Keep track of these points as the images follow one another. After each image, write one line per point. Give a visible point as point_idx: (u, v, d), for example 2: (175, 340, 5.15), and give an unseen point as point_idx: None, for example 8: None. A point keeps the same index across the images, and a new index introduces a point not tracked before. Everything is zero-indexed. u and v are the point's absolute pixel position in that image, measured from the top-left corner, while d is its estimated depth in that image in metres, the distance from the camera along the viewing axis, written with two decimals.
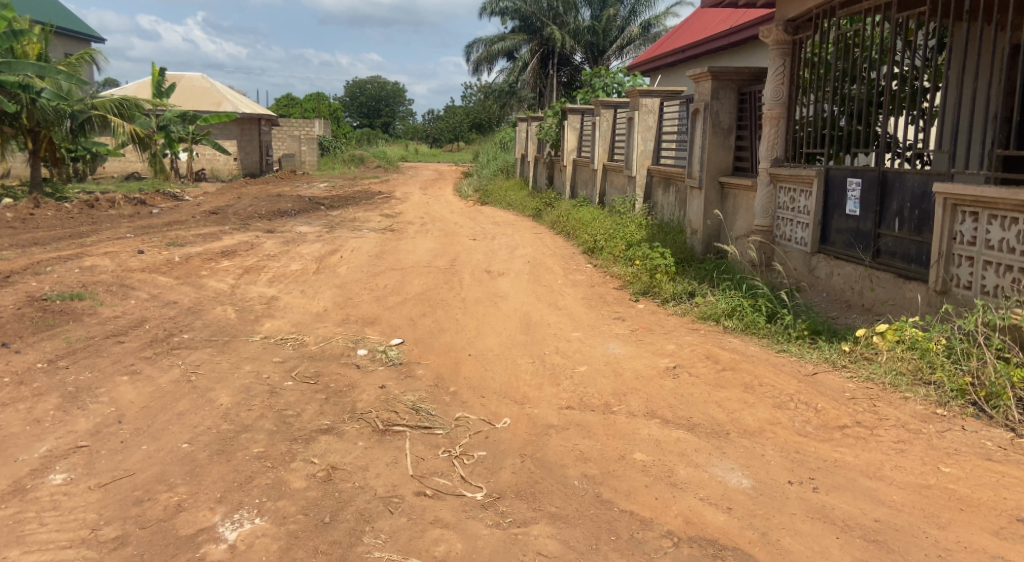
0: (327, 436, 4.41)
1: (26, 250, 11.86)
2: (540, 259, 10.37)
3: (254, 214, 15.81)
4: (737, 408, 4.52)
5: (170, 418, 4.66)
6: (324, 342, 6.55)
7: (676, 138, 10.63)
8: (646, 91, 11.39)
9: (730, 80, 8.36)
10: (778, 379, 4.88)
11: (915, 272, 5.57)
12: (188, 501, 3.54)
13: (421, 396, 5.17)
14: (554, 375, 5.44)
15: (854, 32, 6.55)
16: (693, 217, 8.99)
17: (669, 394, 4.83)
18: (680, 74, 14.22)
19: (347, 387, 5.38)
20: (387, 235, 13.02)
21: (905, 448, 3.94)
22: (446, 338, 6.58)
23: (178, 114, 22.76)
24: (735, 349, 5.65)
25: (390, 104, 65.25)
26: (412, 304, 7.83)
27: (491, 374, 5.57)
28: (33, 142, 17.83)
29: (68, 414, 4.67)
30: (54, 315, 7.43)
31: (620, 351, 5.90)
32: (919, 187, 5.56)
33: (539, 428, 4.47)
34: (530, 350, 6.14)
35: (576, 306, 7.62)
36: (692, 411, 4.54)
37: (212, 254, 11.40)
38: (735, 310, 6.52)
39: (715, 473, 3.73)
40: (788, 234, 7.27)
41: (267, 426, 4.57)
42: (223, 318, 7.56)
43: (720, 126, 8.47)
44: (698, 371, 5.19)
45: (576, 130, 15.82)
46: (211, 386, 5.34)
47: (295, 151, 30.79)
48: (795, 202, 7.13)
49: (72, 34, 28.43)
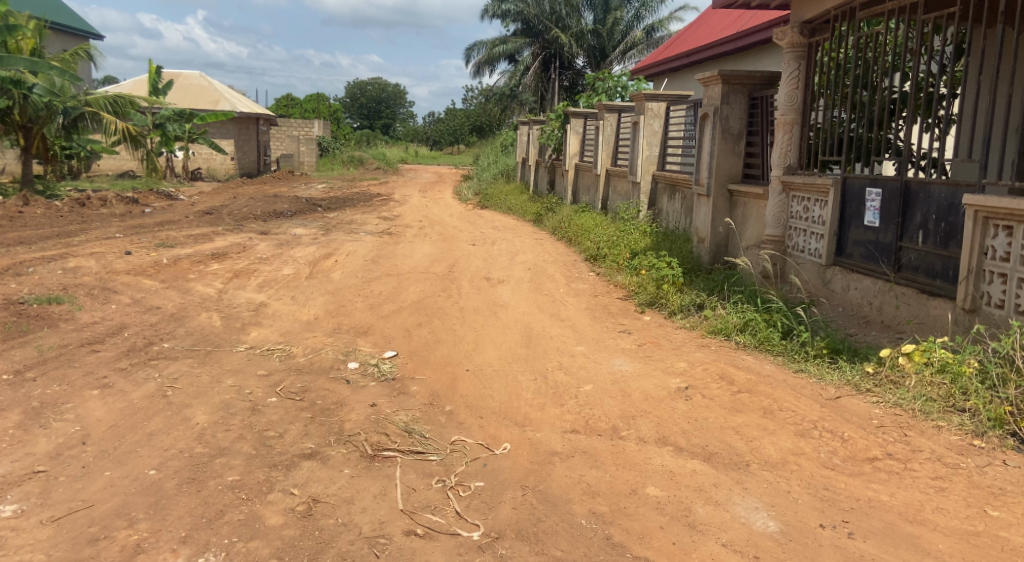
0: (309, 462, 4.04)
1: (10, 250, 11.47)
2: (542, 267, 10.00)
3: (249, 215, 15.45)
4: (757, 435, 4.14)
5: (139, 440, 4.28)
6: (313, 354, 6.17)
7: (683, 143, 10.28)
8: (652, 94, 11.04)
9: (741, 84, 8.01)
10: (800, 404, 4.49)
11: (940, 288, 5.21)
12: (149, 541, 3.17)
13: (414, 416, 4.80)
14: (557, 395, 5.07)
15: (872, 36, 6.21)
16: (701, 225, 8.62)
17: (682, 418, 4.47)
18: (686, 78, 13.91)
19: (334, 405, 5.00)
20: (383, 238, 12.66)
21: (945, 486, 3.58)
22: (442, 351, 6.21)
23: (175, 112, 22.38)
24: (750, 368, 5.28)
25: (391, 105, 64.93)
26: (407, 313, 7.46)
27: (489, 393, 5.20)
28: (25, 138, 17.44)
29: (28, 433, 4.29)
30: (29, 320, 7.05)
31: (628, 368, 5.53)
32: (945, 199, 5.20)
33: (541, 456, 4.10)
34: (532, 365, 5.77)
35: (579, 318, 7.25)
36: (708, 438, 4.17)
37: (202, 256, 11.02)
38: (748, 324, 6.15)
39: (738, 514, 3.37)
40: (801, 245, 6.90)
41: (245, 450, 4.20)
42: (208, 325, 7.18)
43: (729, 132, 8.12)
44: (712, 393, 4.80)
45: (578, 134, 15.47)
46: (188, 402, 4.95)
47: (294, 151, 30.37)
48: (809, 212, 6.75)
49: (68, 30, 28.06)
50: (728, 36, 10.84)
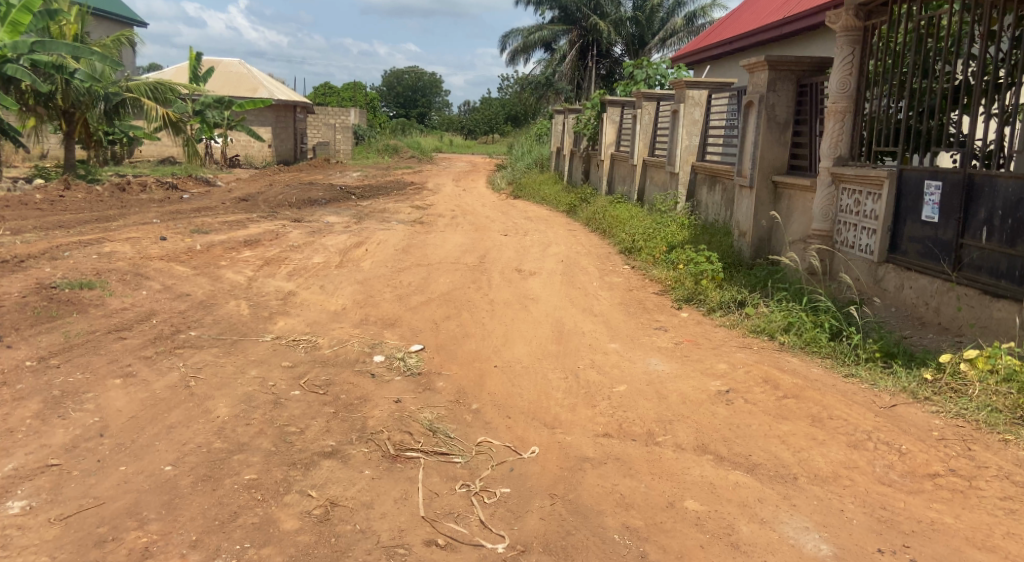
0: (329, 462, 3.87)
1: (49, 234, 11.56)
2: (575, 259, 9.75)
3: (284, 202, 15.43)
4: (805, 446, 3.86)
5: (157, 433, 4.15)
6: (338, 346, 6.01)
7: (725, 132, 9.94)
8: (693, 82, 10.72)
9: (789, 70, 7.65)
10: (851, 412, 4.19)
11: (1005, 289, 4.87)
12: (157, 545, 3.03)
13: (439, 414, 4.61)
14: (589, 395, 4.83)
15: (931, 20, 5.84)
16: (742, 218, 8.29)
17: (723, 424, 4.20)
18: (728, 65, 13.52)
19: (358, 401, 4.83)
20: (415, 227, 12.53)
21: (1015, 508, 3.27)
22: (471, 345, 6.02)
23: (214, 99, 22.49)
24: (795, 372, 4.99)
25: (426, 94, 64.88)
26: (436, 305, 7.28)
27: (518, 391, 4.98)
28: (67, 123, 17.62)
29: (46, 424, 4.18)
30: (59, 305, 7.01)
31: (664, 368, 5.27)
32: (1013, 193, 4.83)
33: (572, 461, 3.87)
34: (563, 363, 5.54)
35: (614, 314, 6.99)
36: (750, 447, 3.91)
37: (235, 243, 10.97)
38: (793, 325, 5.85)
39: (786, 534, 3.11)
40: (851, 240, 6.53)
41: (264, 446, 4.04)
42: (236, 313, 7.07)
43: (775, 121, 7.77)
44: (755, 398, 4.53)
45: (615, 123, 15.14)
46: (210, 393, 4.82)
47: (330, 139, 30.38)
48: (861, 205, 6.38)
49: (112, 17, 28.40)
50: (774, 21, 10.48)
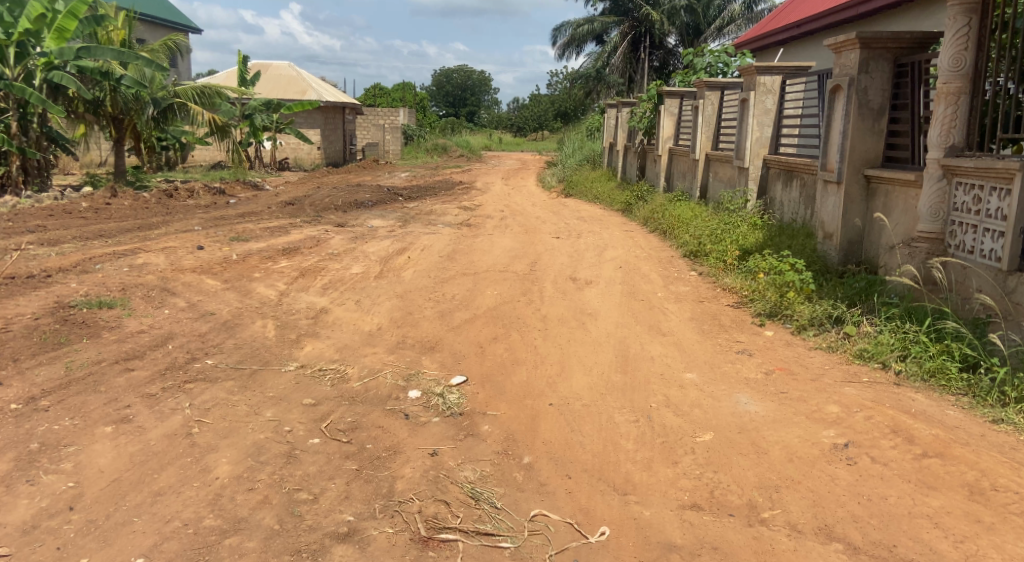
0: (343, 549, 3.10)
1: (85, 244, 11.06)
2: (635, 264, 8.78)
3: (330, 205, 14.76)
4: (969, 534, 3.00)
5: (138, 505, 3.42)
6: (369, 378, 5.18)
7: (803, 121, 8.84)
8: (765, 66, 9.62)
9: (884, 48, 6.55)
10: (1022, 481, 3.28)
11: None
12: None
13: (483, 473, 3.74)
14: (667, 447, 3.90)
15: None
16: (828, 218, 7.20)
17: (849, 495, 3.29)
18: (799, 48, 12.52)
19: (387, 453, 3.99)
20: (462, 230, 11.69)
21: None
22: (520, 376, 5.13)
23: (263, 103, 22.12)
24: (928, 417, 4.01)
25: (476, 93, 64.06)
26: (482, 324, 6.42)
27: (579, 439, 4.08)
28: (117, 130, 17.07)
29: (8, 493, 3.49)
30: (72, 328, 6.35)
31: (757, 409, 4.30)
32: None
33: (657, 552, 3.05)
34: (631, 400, 4.60)
35: (685, 333, 6.02)
36: (893, 534, 3.03)
37: (273, 252, 10.27)
38: (913, 352, 4.93)
39: None
40: (969, 244, 5.24)
41: (266, 522, 3.28)
42: (260, 336, 6.31)
43: (868, 107, 6.67)
44: (884, 456, 3.57)
45: (673, 115, 14.06)
46: (213, 444, 4.04)
47: (378, 139, 29.82)
48: (982, 202, 5.10)
49: (161, 22, 28.30)
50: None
